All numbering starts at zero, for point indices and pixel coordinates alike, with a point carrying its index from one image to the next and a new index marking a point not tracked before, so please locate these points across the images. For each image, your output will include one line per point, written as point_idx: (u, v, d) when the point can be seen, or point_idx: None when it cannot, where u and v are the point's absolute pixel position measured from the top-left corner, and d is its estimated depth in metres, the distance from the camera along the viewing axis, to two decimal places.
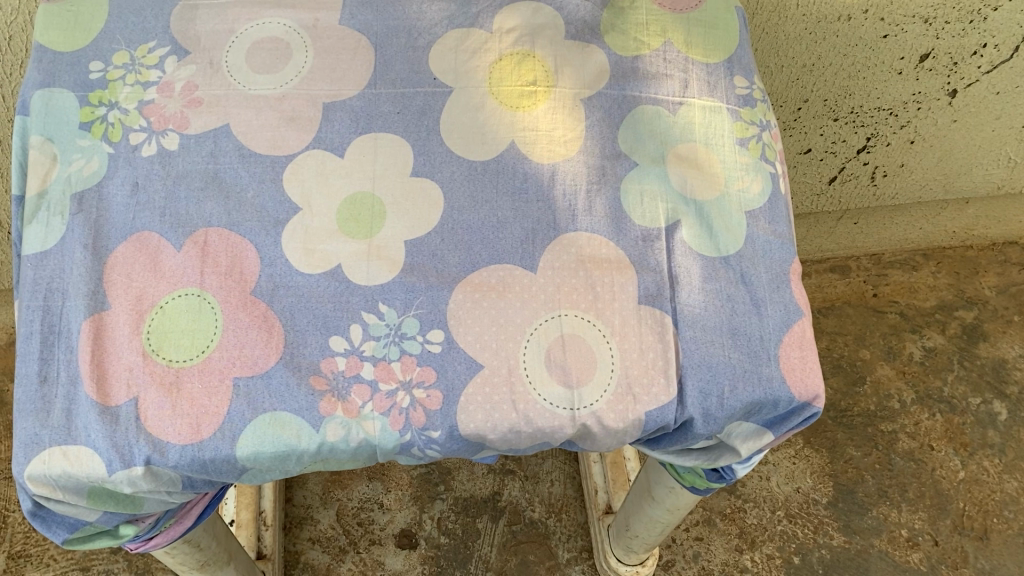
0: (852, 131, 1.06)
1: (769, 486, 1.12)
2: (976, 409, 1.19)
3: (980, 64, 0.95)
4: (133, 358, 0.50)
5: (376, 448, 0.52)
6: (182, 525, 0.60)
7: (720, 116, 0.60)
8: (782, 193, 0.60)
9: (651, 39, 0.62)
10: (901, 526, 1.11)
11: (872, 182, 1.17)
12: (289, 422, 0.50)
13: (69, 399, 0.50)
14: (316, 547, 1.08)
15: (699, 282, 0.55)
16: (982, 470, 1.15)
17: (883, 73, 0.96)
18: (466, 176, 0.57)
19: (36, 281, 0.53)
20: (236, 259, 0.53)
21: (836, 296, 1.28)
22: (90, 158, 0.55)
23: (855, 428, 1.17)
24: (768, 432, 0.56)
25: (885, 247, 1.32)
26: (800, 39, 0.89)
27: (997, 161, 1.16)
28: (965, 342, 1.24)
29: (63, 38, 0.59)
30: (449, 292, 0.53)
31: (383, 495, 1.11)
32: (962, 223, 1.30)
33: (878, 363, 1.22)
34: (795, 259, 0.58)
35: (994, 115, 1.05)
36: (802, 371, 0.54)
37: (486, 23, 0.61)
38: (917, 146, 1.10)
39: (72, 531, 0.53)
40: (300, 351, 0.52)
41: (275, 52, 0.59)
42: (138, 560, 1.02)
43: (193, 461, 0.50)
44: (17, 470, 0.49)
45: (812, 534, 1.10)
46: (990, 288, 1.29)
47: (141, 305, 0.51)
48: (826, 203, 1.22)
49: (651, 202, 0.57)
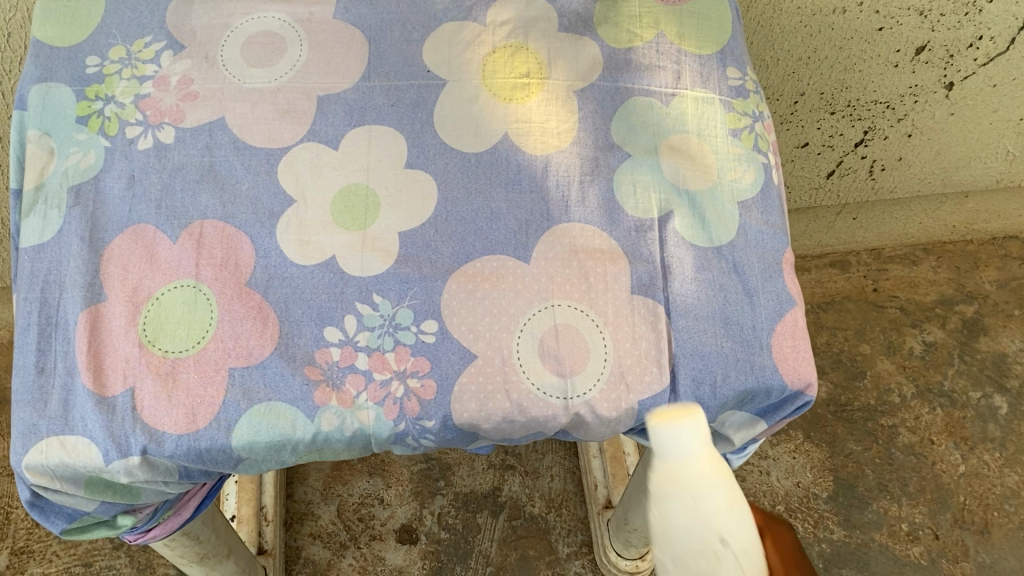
0: (849, 125, 1.06)
1: (768, 480, 1.13)
2: (977, 403, 1.19)
3: (976, 57, 0.95)
4: (129, 350, 0.51)
5: (370, 438, 0.52)
6: (180, 517, 0.61)
7: (713, 107, 0.61)
8: (775, 183, 0.60)
9: (644, 31, 0.62)
10: (901, 520, 1.11)
11: (869, 176, 1.17)
12: (284, 411, 0.51)
13: (67, 390, 0.50)
14: (317, 543, 1.08)
15: (692, 272, 0.56)
16: (983, 464, 1.15)
17: (879, 67, 0.96)
18: (460, 168, 0.57)
19: (33, 273, 0.53)
20: (231, 251, 0.54)
21: (835, 290, 1.28)
22: (87, 152, 0.56)
23: (855, 423, 1.17)
24: (760, 421, 0.56)
25: (885, 242, 1.32)
26: (795, 32, 0.89)
27: (996, 155, 1.16)
28: (965, 336, 1.24)
29: (60, 32, 0.59)
30: (443, 283, 0.54)
31: (384, 490, 1.11)
32: (963, 218, 1.29)
33: (878, 357, 1.22)
34: (787, 249, 0.58)
35: (991, 108, 1.05)
36: (794, 360, 0.55)
37: (480, 16, 0.62)
38: (914, 139, 1.10)
39: (70, 521, 0.54)
40: (295, 342, 0.52)
41: (270, 46, 0.60)
42: (140, 556, 1.02)
43: (189, 451, 0.50)
44: (15, 460, 0.49)
45: (813, 528, 1.10)
46: (991, 282, 1.29)
47: (137, 296, 0.52)
48: (824, 197, 1.22)
49: (644, 193, 0.57)
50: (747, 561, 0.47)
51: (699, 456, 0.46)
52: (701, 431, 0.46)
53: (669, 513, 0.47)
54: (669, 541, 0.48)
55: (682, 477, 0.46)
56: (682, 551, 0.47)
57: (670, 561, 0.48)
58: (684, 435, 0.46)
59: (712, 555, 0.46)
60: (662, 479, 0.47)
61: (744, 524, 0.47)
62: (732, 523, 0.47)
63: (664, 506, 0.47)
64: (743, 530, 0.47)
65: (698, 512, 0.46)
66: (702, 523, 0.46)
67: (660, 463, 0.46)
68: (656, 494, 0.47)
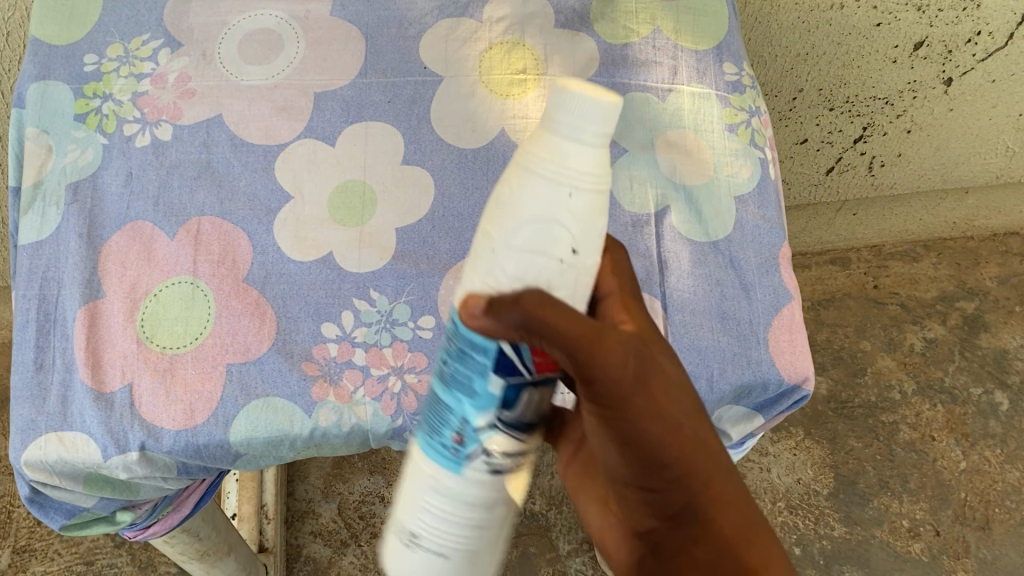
0: (848, 121, 1.04)
1: (769, 477, 1.11)
2: (978, 399, 1.17)
3: (974, 52, 0.94)
4: (128, 346, 0.51)
5: (368, 434, 0.52)
6: (180, 513, 0.61)
7: (710, 103, 0.61)
8: (772, 178, 0.60)
9: (641, 26, 0.62)
10: (902, 517, 1.09)
11: (869, 172, 1.15)
12: (282, 407, 0.51)
13: (66, 386, 0.51)
14: (318, 541, 1.06)
15: (689, 267, 0.56)
16: (984, 460, 1.12)
17: (878, 62, 0.95)
18: (457, 164, 0.57)
19: (32, 270, 0.53)
20: (228, 248, 0.54)
21: (836, 288, 1.25)
22: (85, 149, 0.56)
23: (856, 419, 1.15)
24: (757, 416, 0.56)
25: (885, 239, 1.28)
26: (793, 28, 0.89)
27: (995, 151, 1.13)
28: (966, 332, 1.22)
29: (59, 29, 0.59)
30: (440, 279, 0.54)
31: (385, 488, 1.10)
32: (963, 214, 1.26)
33: (879, 354, 1.20)
34: (784, 243, 0.58)
35: (990, 104, 1.03)
36: (791, 355, 0.54)
37: (476, 12, 0.62)
38: (914, 136, 1.08)
39: (69, 517, 0.54)
40: (292, 338, 0.52)
41: (267, 43, 0.60)
42: (141, 554, 1.01)
43: (187, 447, 0.50)
44: (14, 456, 0.50)
45: (813, 525, 1.08)
46: (992, 279, 1.26)
47: (135, 293, 0.52)
48: (823, 193, 1.19)
49: (640, 188, 0.58)
50: (583, 283, 0.36)
51: (591, 158, 0.34)
52: (613, 114, 0.34)
53: (525, 181, 0.34)
54: (519, 220, 0.34)
55: (566, 162, 0.33)
56: (525, 243, 0.34)
57: (495, 259, 0.35)
58: (596, 116, 0.34)
59: (553, 264, 0.35)
60: (540, 144, 0.34)
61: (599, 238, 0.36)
62: (595, 225, 0.35)
63: (525, 170, 0.34)
64: (596, 245, 0.36)
65: (564, 209, 0.34)
66: (562, 210, 0.34)
67: (554, 128, 0.34)
68: (522, 175, 0.34)
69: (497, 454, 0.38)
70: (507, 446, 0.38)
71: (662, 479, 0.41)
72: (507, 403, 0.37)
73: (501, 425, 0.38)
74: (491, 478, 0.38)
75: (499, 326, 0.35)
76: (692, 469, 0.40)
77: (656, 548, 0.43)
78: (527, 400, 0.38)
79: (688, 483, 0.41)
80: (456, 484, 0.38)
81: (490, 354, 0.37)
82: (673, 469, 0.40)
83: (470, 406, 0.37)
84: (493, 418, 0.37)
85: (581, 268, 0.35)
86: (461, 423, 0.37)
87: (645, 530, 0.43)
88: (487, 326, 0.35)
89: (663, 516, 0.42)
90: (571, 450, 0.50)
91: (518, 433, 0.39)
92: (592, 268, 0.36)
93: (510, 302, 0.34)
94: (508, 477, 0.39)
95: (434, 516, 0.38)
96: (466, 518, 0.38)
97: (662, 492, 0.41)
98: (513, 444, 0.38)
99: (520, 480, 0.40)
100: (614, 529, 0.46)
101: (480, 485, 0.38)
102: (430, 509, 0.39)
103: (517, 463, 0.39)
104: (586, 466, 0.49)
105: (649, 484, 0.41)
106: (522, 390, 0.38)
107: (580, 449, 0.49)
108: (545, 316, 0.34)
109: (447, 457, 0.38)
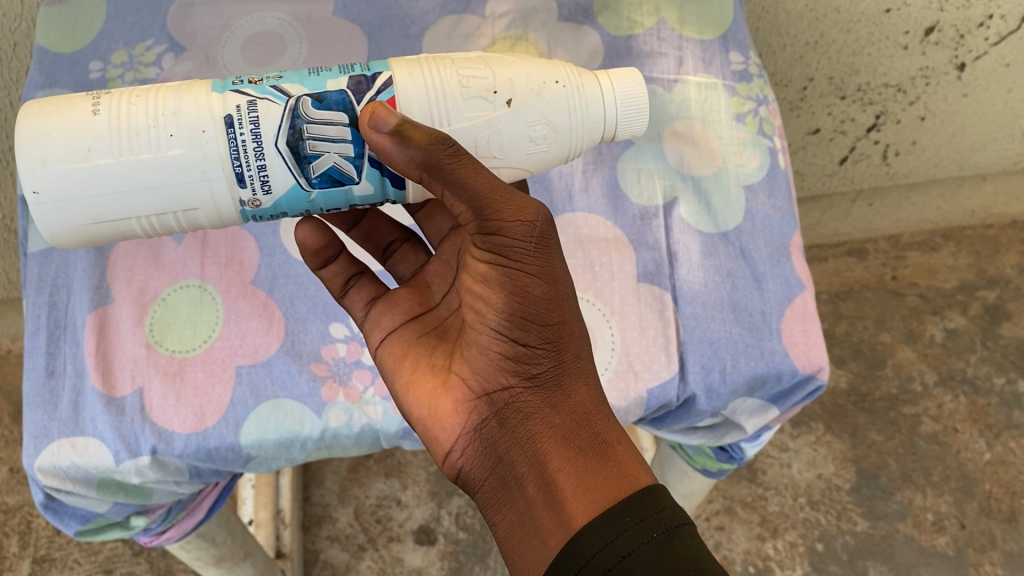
0: (861, 109, 0.98)
1: (789, 473, 1.09)
2: (1001, 390, 1.13)
3: (987, 36, 0.87)
4: (136, 352, 0.52)
5: (378, 433, 0.52)
6: (193, 518, 0.61)
7: (716, 92, 0.60)
8: (783, 166, 0.59)
9: (645, 17, 0.62)
10: (927, 510, 1.06)
11: (884, 161, 1.08)
12: (290, 409, 0.51)
13: (76, 392, 0.51)
14: (335, 546, 1.05)
15: (698, 258, 0.55)
16: (1010, 452, 1.09)
17: (888, 49, 0.89)
18: None
19: (41, 278, 0.54)
20: (236, 250, 0.55)
21: (854, 280, 1.20)
22: None
23: (876, 412, 1.12)
24: (773, 407, 0.55)
25: (902, 228, 1.22)
26: (800, 16, 0.84)
27: (1012, 136, 1.04)
28: (988, 322, 1.17)
29: (66, 38, 0.60)
30: None
31: (400, 492, 1.07)
32: (980, 201, 1.18)
33: (898, 346, 1.16)
34: (796, 232, 0.57)
35: (1005, 88, 0.95)
36: (806, 345, 0.53)
37: (479, 8, 0.61)
38: (928, 123, 1.01)
39: (85, 522, 0.54)
40: (301, 339, 0.53)
41: (271, 46, 0.60)
42: (159, 562, 1.01)
43: (199, 450, 0.50)
44: (26, 462, 0.49)
45: (836, 520, 1.06)
46: (1012, 267, 1.20)
47: (143, 297, 0.53)
48: (838, 184, 1.13)
49: (648, 179, 0.57)
50: (480, 132, 0.43)
51: (590, 88, 0.45)
52: (641, 108, 0.46)
53: (547, 60, 0.46)
54: (516, 59, 0.45)
55: (581, 80, 0.45)
56: (499, 62, 0.44)
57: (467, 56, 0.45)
58: (633, 103, 0.46)
59: (488, 84, 0.43)
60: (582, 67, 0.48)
61: (529, 145, 0.44)
62: (535, 120, 0.44)
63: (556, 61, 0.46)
64: (523, 126, 0.44)
65: (538, 76, 0.44)
66: (538, 79, 0.44)
67: (599, 73, 0.47)
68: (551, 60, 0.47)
69: (239, 118, 0.42)
70: (257, 127, 0.42)
71: (540, 340, 0.43)
72: (320, 104, 0.42)
73: (284, 105, 0.42)
74: (201, 120, 0.41)
75: (400, 154, 0.39)
76: (572, 335, 0.44)
77: (506, 405, 0.44)
78: (329, 123, 0.42)
79: (560, 349, 0.44)
80: (192, 92, 0.42)
81: (366, 70, 0.43)
82: (553, 332, 0.43)
83: (300, 78, 0.43)
84: (295, 95, 0.42)
85: (499, 113, 0.43)
86: (274, 78, 0.43)
87: (499, 388, 0.44)
88: (391, 147, 0.40)
89: (524, 374, 0.44)
90: (416, 321, 0.49)
91: (280, 133, 0.42)
92: (498, 128, 0.43)
93: (423, 138, 0.39)
94: (209, 143, 0.41)
95: (145, 94, 0.42)
96: (156, 123, 0.41)
97: (534, 353, 0.43)
98: (262, 128, 0.42)
99: (213, 163, 0.41)
100: (455, 391, 0.45)
101: (203, 104, 0.42)
102: (157, 90, 0.43)
103: (233, 149, 0.42)
104: (427, 335, 0.49)
105: (525, 344, 0.43)
106: (340, 112, 0.42)
107: (426, 321, 0.49)
108: (449, 162, 0.39)
109: (223, 83, 0.43)
